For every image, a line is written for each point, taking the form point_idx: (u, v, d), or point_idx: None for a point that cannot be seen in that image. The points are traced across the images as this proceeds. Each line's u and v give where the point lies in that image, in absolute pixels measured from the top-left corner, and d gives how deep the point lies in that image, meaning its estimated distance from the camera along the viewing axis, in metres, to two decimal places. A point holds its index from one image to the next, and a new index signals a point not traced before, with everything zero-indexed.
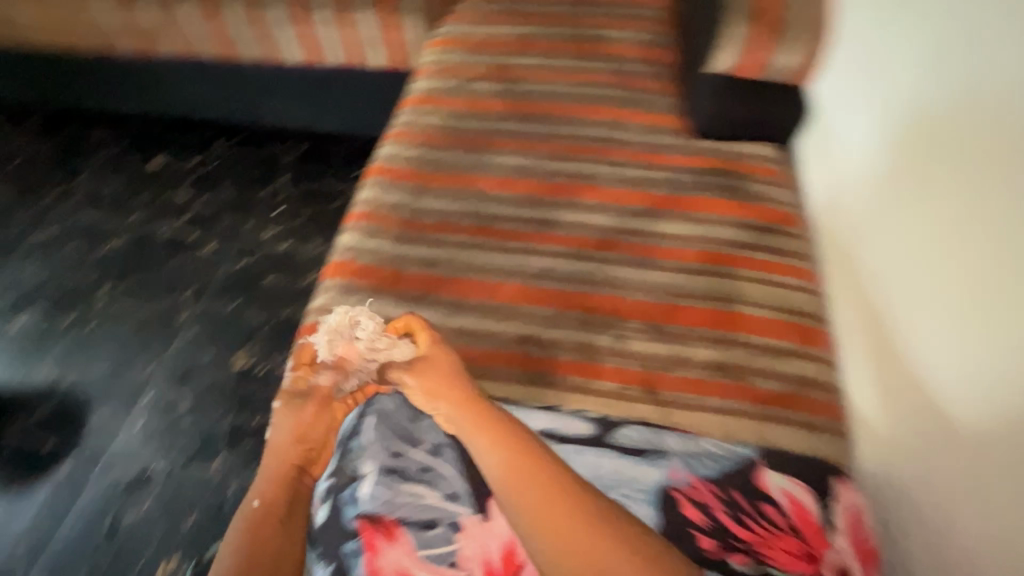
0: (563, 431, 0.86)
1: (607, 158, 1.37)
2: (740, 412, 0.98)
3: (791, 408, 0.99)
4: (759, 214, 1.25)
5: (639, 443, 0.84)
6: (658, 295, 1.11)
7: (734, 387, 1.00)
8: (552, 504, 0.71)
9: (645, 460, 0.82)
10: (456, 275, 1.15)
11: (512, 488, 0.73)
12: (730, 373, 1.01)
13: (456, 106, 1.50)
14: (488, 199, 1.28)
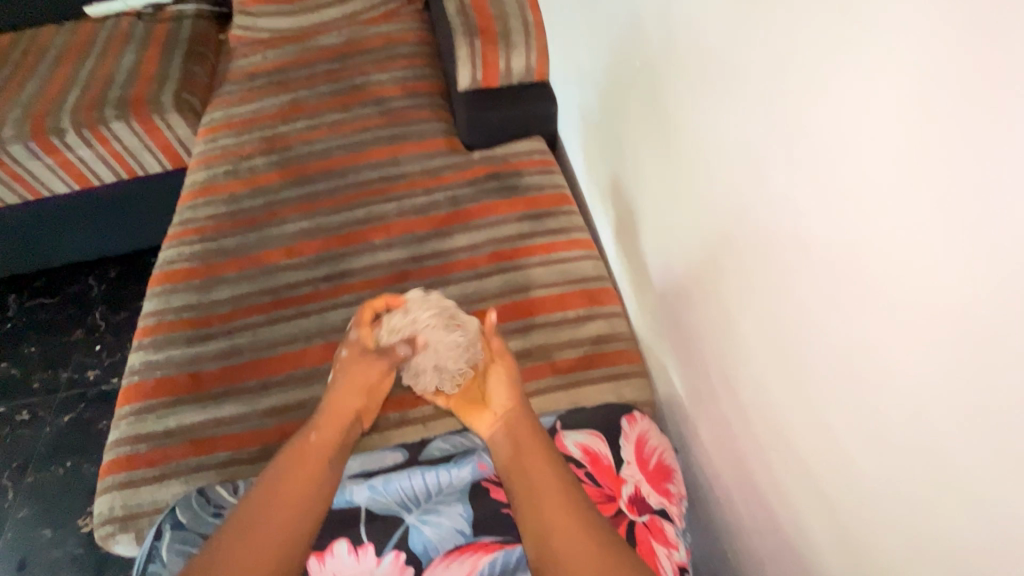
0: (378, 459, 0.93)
1: (391, 194, 1.39)
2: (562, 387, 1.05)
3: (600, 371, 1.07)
4: (534, 202, 1.35)
5: (449, 443, 0.94)
6: (456, 309, 1.16)
7: (552, 368, 1.07)
8: (576, 517, 0.65)
9: (454, 455, 0.90)
10: (258, 356, 1.12)
11: (542, 509, 0.66)
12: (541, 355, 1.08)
13: (231, 188, 1.46)
14: (278, 271, 1.25)
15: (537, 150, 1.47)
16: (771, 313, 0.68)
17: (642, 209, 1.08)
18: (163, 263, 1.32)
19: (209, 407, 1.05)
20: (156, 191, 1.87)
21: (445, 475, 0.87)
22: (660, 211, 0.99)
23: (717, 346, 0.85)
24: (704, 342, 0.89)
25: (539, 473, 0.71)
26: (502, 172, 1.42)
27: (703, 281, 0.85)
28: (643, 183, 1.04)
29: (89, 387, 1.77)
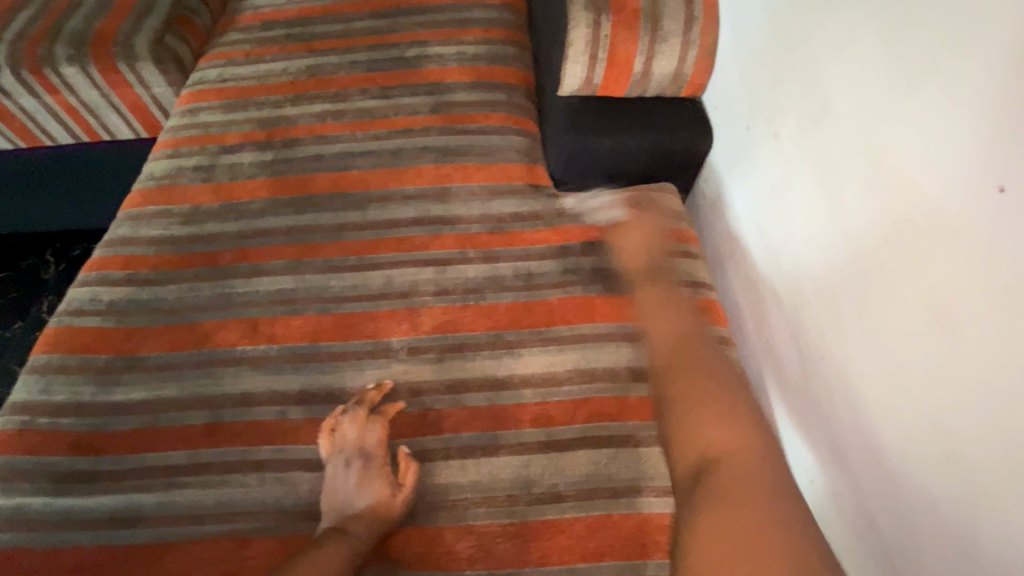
0: None
1: (430, 253, 0.87)
2: None
3: None
4: (659, 309, 0.81)
5: None
6: (504, 513, 0.66)
7: None
8: (744, 413, 0.67)
9: None
10: (161, 542, 0.65)
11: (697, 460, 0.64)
12: None
13: (198, 198, 0.97)
14: (229, 366, 0.77)
15: (667, 212, 0.92)
16: None
17: (775, 262, 0.74)
18: (65, 310, 0.84)
19: None
20: (121, 165, 1.37)
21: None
22: (814, 268, 0.65)
23: (924, 464, 0.50)
24: (901, 476, 0.53)
25: (662, 315, 0.80)
26: (606, 244, 0.89)
27: (908, 367, 0.52)
28: (812, 240, 0.65)
29: None
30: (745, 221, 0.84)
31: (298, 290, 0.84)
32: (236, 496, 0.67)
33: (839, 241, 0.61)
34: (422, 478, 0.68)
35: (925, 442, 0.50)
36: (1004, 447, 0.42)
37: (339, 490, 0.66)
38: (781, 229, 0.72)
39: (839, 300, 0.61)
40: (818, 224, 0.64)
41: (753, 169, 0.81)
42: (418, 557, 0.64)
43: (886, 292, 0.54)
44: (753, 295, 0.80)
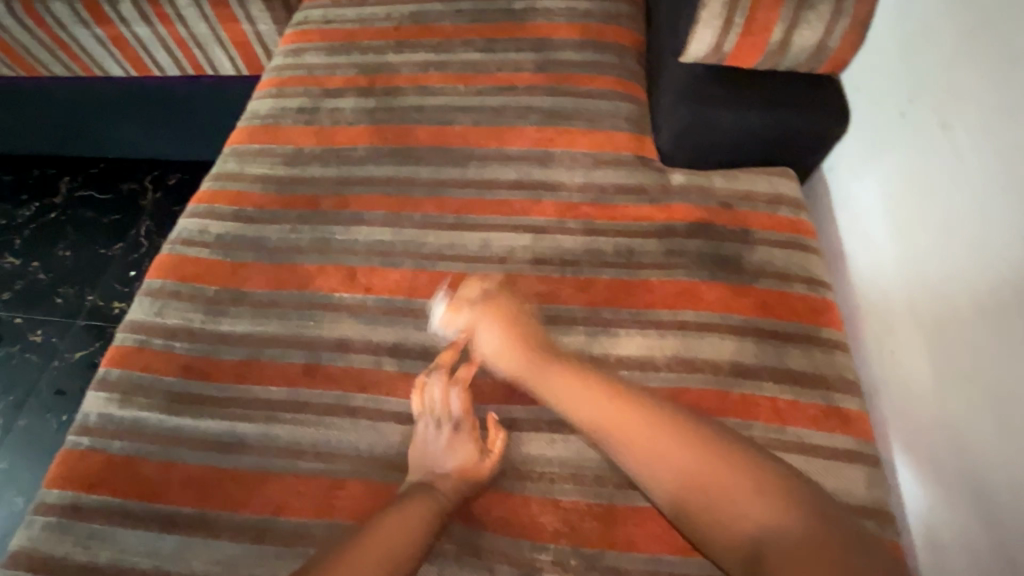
0: None
1: (529, 219, 0.85)
2: None
3: None
4: (769, 305, 0.76)
5: None
6: (592, 492, 0.65)
7: None
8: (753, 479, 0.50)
9: None
10: (261, 470, 0.68)
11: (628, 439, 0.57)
12: None
13: (300, 140, 0.97)
14: (327, 312, 0.78)
15: (786, 200, 0.86)
16: None
17: (932, 278, 0.65)
18: (176, 238, 0.88)
19: (166, 547, 0.63)
20: (221, 99, 1.41)
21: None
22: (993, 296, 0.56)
23: None
24: None
25: (574, 390, 0.62)
26: (716, 228, 0.83)
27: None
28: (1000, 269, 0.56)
29: (109, 325, 1.45)
30: (878, 213, 0.77)
31: (394, 242, 0.84)
32: (330, 436, 0.69)
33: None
34: (511, 445, 0.68)
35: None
36: None
37: (429, 445, 0.67)
38: (948, 241, 0.63)
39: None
40: (1013, 247, 0.54)
41: (907, 163, 0.71)
42: (503, 523, 0.64)
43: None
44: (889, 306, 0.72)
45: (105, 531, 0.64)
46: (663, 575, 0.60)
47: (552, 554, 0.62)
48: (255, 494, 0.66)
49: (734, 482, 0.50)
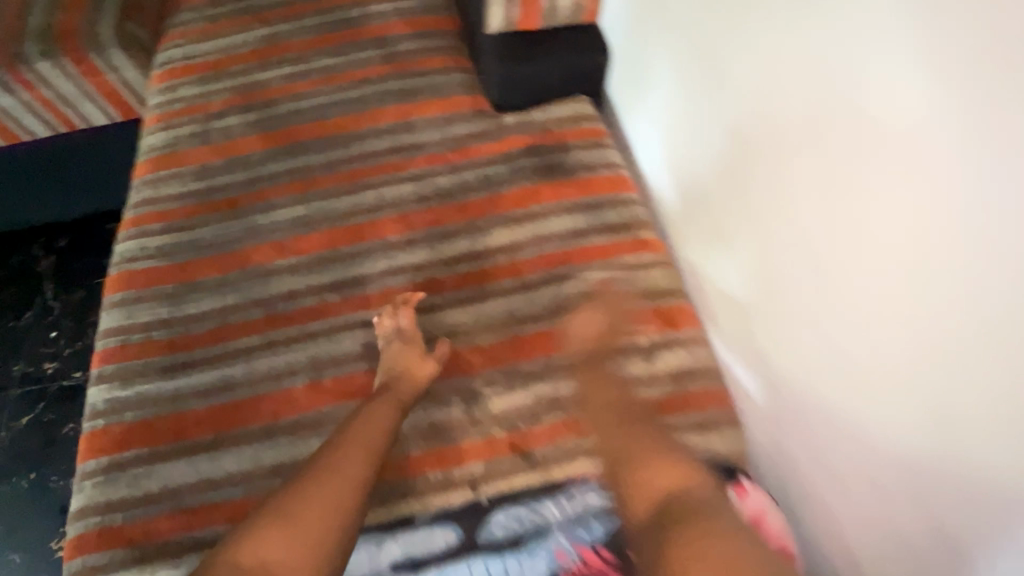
0: (428, 539, 0.78)
1: (408, 172, 1.11)
2: (636, 429, 0.85)
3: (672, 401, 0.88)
4: (587, 188, 1.09)
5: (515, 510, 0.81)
6: (499, 334, 0.93)
7: (619, 406, 0.86)
8: (673, 467, 0.69)
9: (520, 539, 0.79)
10: (255, 394, 0.89)
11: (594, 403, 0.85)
12: (604, 386, 0.88)
13: (202, 158, 1.15)
14: (271, 276, 1.00)
15: (584, 117, 1.19)
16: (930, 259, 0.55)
17: (742, 189, 0.84)
18: (120, 259, 1.04)
19: (200, 464, 0.83)
20: (101, 150, 1.50)
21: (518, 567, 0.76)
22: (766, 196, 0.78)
23: (829, 392, 0.72)
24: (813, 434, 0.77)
25: (602, 395, 0.87)
26: (543, 145, 1.15)
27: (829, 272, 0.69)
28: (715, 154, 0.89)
29: (47, 385, 1.52)
30: (643, 108, 1.13)
31: (309, 215, 1.06)
32: (300, 357, 0.91)
33: (775, 182, 0.76)
34: (436, 320, 0.94)
35: (838, 329, 0.69)
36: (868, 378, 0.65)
37: (376, 334, 0.91)
38: (729, 165, 0.86)
39: (795, 221, 0.73)
40: (763, 172, 0.78)
41: (673, 110, 1.01)
42: (444, 370, 0.90)
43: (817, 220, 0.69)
44: (692, 210, 1.00)
45: (146, 473, 0.83)
46: (556, 365, 0.90)
47: (483, 379, 0.89)
48: (257, 412, 0.87)
49: (636, 454, 0.71)
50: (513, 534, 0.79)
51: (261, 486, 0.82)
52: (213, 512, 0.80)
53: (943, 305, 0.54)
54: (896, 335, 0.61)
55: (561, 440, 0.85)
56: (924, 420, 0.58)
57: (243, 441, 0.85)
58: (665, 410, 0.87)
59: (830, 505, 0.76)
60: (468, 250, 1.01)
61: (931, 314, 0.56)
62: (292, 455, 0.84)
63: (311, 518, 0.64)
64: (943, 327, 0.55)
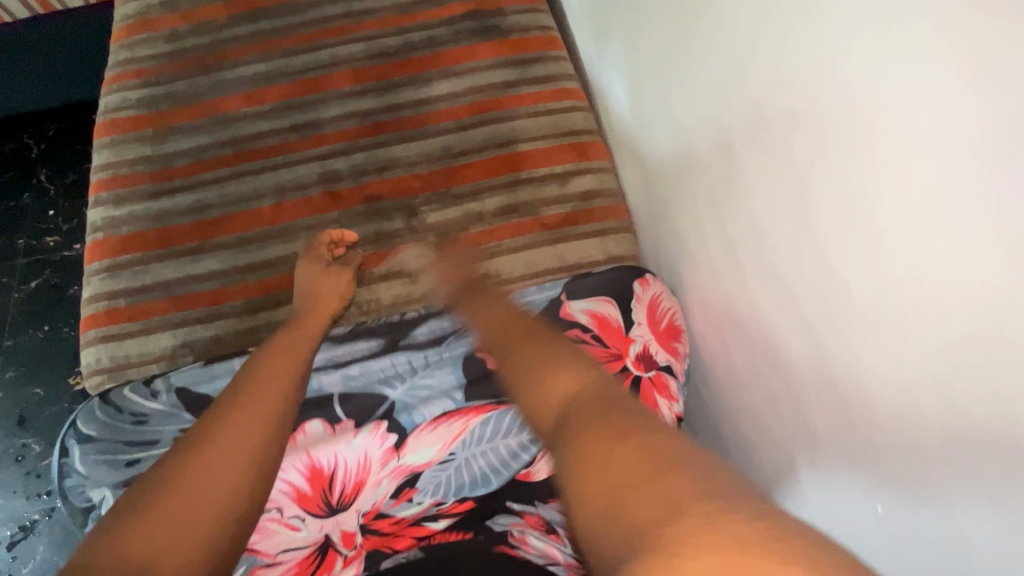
0: (354, 341, 0.97)
1: (359, 34, 1.23)
2: (544, 234, 1.04)
3: (577, 213, 1.06)
4: (520, 46, 1.21)
5: (431, 318, 0.99)
6: (437, 164, 1.10)
7: (530, 219, 1.05)
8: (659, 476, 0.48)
9: (438, 334, 0.97)
10: (230, 213, 1.05)
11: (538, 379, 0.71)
12: (521, 201, 1.06)
13: (172, 24, 1.26)
14: (240, 121, 1.14)
15: None
16: (885, 231, 0.53)
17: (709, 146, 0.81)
18: (106, 111, 1.18)
19: (186, 263, 1.01)
20: (91, 31, 1.67)
21: (436, 354, 0.95)
22: (748, 118, 0.70)
23: (774, 351, 0.75)
24: (756, 384, 0.81)
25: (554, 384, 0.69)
26: (483, 10, 1.25)
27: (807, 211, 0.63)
28: (617, 3, 1.04)
29: (50, 254, 1.68)
30: None
31: (272, 72, 1.19)
32: (267, 185, 1.08)
33: (771, 134, 0.66)
34: (383, 155, 1.10)
35: (804, 269, 0.66)
36: (805, 343, 0.68)
37: (334, 166, 1.09)
38: (718, 104, 0.77)
39: (783, 183, 0.66)
40: (728, 137, 0.76)
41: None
42: (389, 193, 1.07)
43: (806, 157, 0.61)
44: (649, 105, 0.98)
45: (141, 270, 1.01)
46: (484, 188, 1.08)
47: (422, 199, 1.07)
48: (231, 226, 1.04)
49: (639, 469, 0.50)
50: (433, 329, 0.98)
51: (238, 279, 1.01)
52: (198, 297, 0.99)
53: (887, 286, 0.54)
54: (835, 313, 0.62)
55: (482, 242, 1.04)
56: (870, 379, 0.58)
57: (220, 247, 1.03)
58: (570, 219, 1.05)
59: (765, 436, 0.82)
60: (412, 99, 1.15)
61: (872, 289, 0.56)
62: (262, 256, 1.02)
63: (236, 441, 0.70)
64: (881, 301, 0.55)
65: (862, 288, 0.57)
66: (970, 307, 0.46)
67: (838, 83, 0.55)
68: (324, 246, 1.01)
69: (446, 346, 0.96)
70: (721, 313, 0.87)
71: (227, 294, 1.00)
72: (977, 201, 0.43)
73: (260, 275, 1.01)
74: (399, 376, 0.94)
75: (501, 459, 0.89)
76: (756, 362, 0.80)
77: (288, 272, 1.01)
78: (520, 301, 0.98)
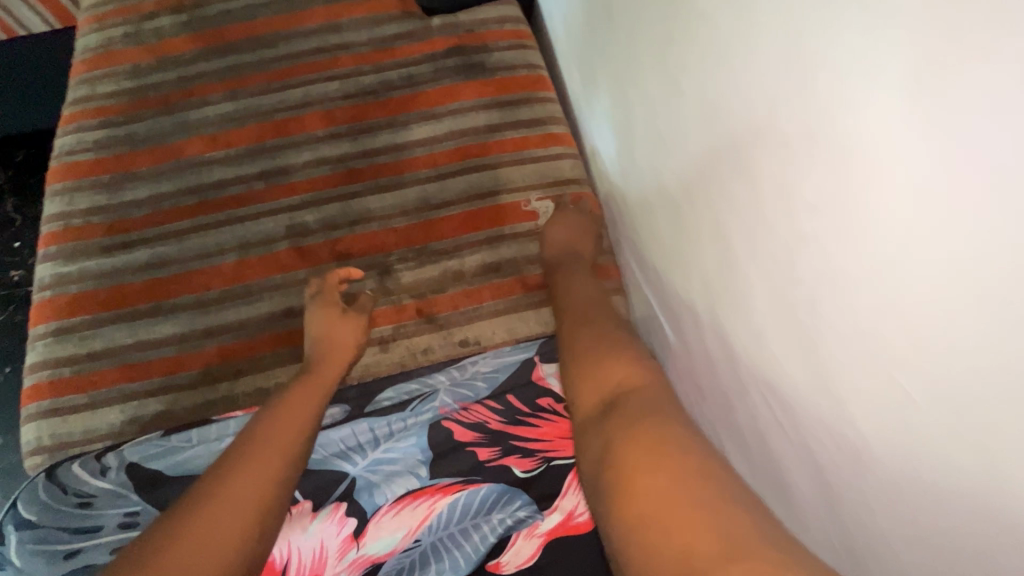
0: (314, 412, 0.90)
1: (334, 71, 1.16)
2: (527, 296, 0.97)
3: None
4: (505, 86, 1.14)
5: (394, 386, 0.92)
6: (414, 216, 1.02)
7: (512, 281, 0.98)
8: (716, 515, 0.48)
9: (402, 401, 0.90)
10: (188, 270, 0.98)
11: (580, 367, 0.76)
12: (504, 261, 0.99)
13: (135, 58, 1.18)
14: (202, 167, 1.06)
15: (508, 18, 1.22)
16: (883, 302, 0.46)
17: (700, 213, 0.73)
18: (60, 153, 1.10)
19: (138, 327, 0.93)
20: (66, 55, 1.62)
21: (400, 422, 0.87)
22: (718, 180, 0.67)
23: (771, 454, 0.67)
24: (753, 482, 0.73)
25: (612, 373, 0.72)
26: (466, 47, 1.18)
27: (786, 267, 0.57)
28: (607, 49, 0.96)
29: (14, 291, 1.60)
30: (560, 11, 1.17)
31: (239, 112, 1.11)
32: (230, 239, 1.00)
33: (753, 176, 0.59)
34: (356, 208, 1.02)
35: (793, 329, 0.58)
36: (804, 452, 0.61)
37: (302, 219, 1.01)
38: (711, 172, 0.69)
39: (769, 232, 0.59)
40: (709, 178, 0.69)
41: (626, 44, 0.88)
42: (361, 250, 0.99)
43: (775, 204, 0.57)
44: (640, 159, 0.91)
45: (89, 335, 0.93)
46: (463, 245, 1.00)
47: (396, 256, 0.99)
48: (190, 285, 0.97)
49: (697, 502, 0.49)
50: (396, 397, 0.91)
51: (193, 345, 0.93)
52: (148, 367, 0.91)
53: (884, 364, 0.47)
54: (822, 384, 0.55)
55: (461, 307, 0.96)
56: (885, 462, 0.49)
57: (176, 309, 0.95)
58: None
59: None
60: (388, 144, 1.08)
61: (864, 363, 0.49)
62: (220, 318, 0.94)
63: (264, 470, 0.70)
64: (877, 383, 0.48)
65: (853, 363, 0.51)
66: (981, 422, 0.38)
67: (797, 130, 0.51)
68: (335, 286, 0.95)
69: (411, 413, 0.88)
70: (715, 397, 0.79)
71: (181, 362, 0.92)
72: (1000, 291, 0.36)
73: (217, 340, 0.93)
74: (361, 445, 0.86)
75: (470, 547, 0.77)
76: (749, 453, 0.72)
77: (247, 338, 0.93)
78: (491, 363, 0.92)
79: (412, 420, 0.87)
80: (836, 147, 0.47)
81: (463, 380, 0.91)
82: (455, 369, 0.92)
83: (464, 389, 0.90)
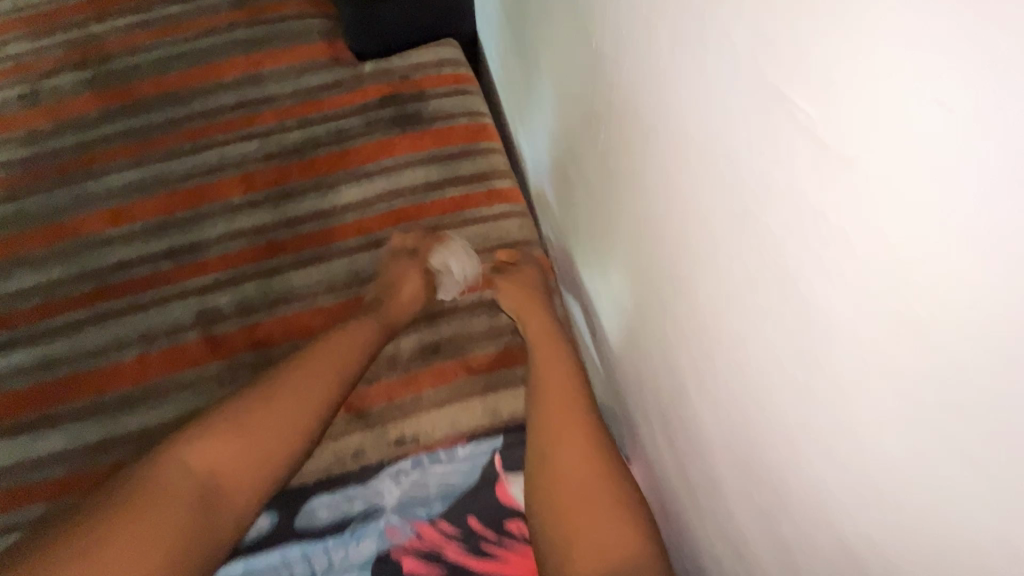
0: None
1: (254, 128, 1.04)
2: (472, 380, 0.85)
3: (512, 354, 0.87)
4: (443, 137, 1.04)
5: (334, 496, 0.79)
6: (343, 292, 0.91)
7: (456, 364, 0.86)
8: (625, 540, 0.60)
9: (340, 521, 0.77)
10: (80, 369, 0.85)
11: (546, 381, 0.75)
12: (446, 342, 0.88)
13: (30, 122, 1.06)
14: (101, 246, 0.94)
15: (446, 61, 1.12)
16: (821, 330, 0.35)
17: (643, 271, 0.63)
18: None
19: (19, 442, 0.80)
20: None
21: (338, 550, 0.74)
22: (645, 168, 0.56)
23: None
24: None
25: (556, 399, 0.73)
26: (400, 95, 1.08)
27: (706, 238, 0.47)
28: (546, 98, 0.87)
29: None
30: (500, 53, 1.08)
31: (145, 179, 1.00)
32: (131, 329, 0.88)
33: (678, 169, 0.49)
34: (276, 287, 0.91)
35: (732, 328, 0.45)
36: None
37: (214, 303, 0.89)
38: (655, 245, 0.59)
39: (695, 235, 0.48)
40: (639, 174, 0.58)
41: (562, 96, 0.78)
42: (281, 336, 0.88)
43: (693, 178, 0.47)
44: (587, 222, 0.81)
45: None
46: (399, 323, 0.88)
47: (322, 340, 0.87)
48: (82, 387, 0.84)
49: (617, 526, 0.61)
50: (333, 514, 0.77)
51: (84, 462, 0.80)
52: (29, 493, 0.78)
53: (823, 408, 0.36)
54: (756, 426, 0.45)
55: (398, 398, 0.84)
56: (877, 470, 0.33)
57: (64, 418, 0.82)
58: (503, 360, 0.87)
59: None
60: (313, 210, 0.97)
61: (799, 405, 0.39)
62: (116, 427, 0.82)
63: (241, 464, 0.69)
64: (816, 432, 0.38)
65: (787, 403, 0.40)
66: (963, 500, 0.28)
67: (683, 88, 0.46)
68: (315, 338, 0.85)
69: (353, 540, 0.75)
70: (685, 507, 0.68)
71: (68, 484, 0.78)
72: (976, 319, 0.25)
73: (112, 454, 0.80)
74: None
75: None
76: None
77: (148, 447, 0.81)
78: (445, 472, 0.80)
79: (353, 549, 0.75)
80: (767, 126, 0.36)
81: (412, 492, 0.78)
82: (404, 479, 0.79)
83: (413, 507, 0.77)
